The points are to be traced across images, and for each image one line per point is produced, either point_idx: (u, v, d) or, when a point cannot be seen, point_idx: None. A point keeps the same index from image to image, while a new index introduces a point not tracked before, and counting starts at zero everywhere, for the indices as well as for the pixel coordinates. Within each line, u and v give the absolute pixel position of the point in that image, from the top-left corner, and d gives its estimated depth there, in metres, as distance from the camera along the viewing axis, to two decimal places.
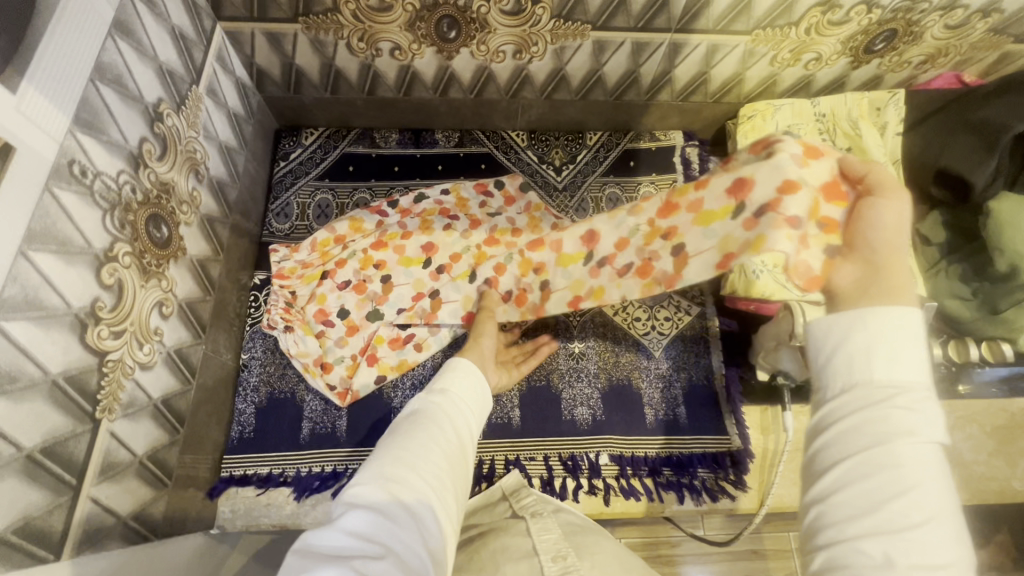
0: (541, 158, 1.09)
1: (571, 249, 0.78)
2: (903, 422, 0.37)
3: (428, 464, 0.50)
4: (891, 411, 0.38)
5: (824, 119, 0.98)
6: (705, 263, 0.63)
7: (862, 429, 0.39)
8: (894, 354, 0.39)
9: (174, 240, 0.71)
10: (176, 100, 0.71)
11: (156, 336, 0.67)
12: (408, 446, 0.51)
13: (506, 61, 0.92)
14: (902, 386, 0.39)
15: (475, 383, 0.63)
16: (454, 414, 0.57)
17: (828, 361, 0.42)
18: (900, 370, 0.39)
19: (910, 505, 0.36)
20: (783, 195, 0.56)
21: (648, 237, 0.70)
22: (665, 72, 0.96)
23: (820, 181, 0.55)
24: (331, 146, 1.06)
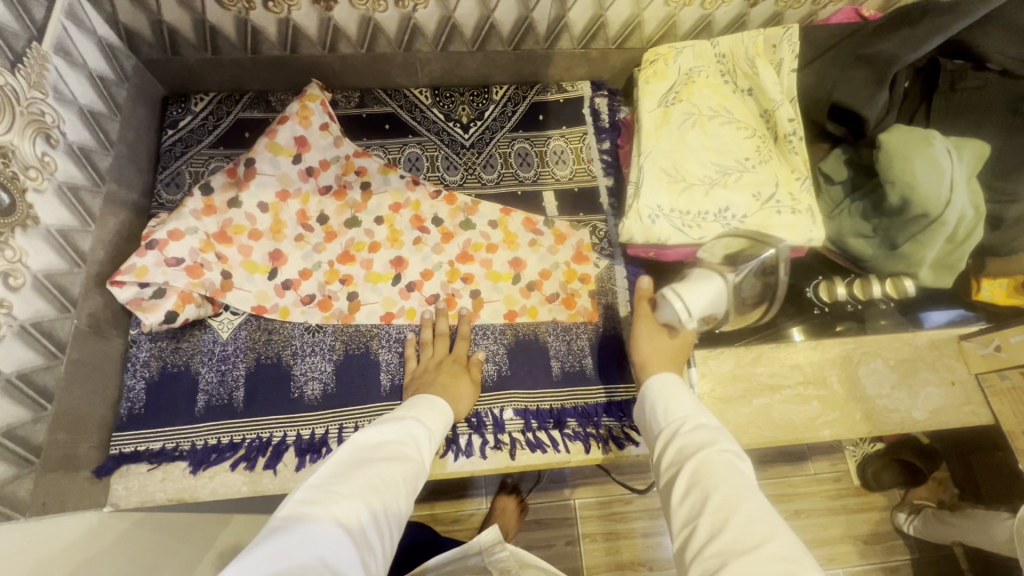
0: (447, 115, 1.07)
1: (382, 269, 0.95)
2: (707, 437, 0.60)
3: (404, 477, 0.60)
4: (731, 462, 0.56)
5: (723, 61, 0.96)
6: (494, 309, 0.94)
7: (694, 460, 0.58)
8: (681, 397, 0.68)
9: (19, 207, 0.67)
10: (8, 57, 0.66)
11: (3, 308, 0.64)
12: (389, 452, 0.61)
13: (389, 10, 0.88)
14: (697, 418, 0.64)
15: (438, 419, 0.72)
16: (420, 442, 0.67)
17: (666, 411, 0.67)
18: (687, 407, 0.66)
19: (755, 524, 0.49)
20: (543, 277, 0.96)
21: (450, 275, 0.95)
22: (560, 17, 0.93)
23: (567, 257, 0.98)
24: (223, 112, 1.02)
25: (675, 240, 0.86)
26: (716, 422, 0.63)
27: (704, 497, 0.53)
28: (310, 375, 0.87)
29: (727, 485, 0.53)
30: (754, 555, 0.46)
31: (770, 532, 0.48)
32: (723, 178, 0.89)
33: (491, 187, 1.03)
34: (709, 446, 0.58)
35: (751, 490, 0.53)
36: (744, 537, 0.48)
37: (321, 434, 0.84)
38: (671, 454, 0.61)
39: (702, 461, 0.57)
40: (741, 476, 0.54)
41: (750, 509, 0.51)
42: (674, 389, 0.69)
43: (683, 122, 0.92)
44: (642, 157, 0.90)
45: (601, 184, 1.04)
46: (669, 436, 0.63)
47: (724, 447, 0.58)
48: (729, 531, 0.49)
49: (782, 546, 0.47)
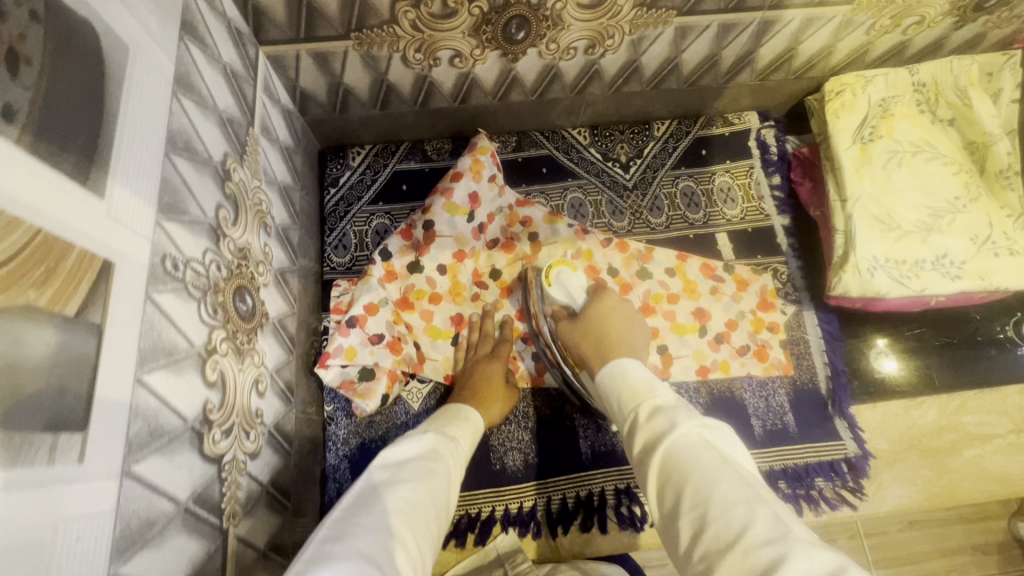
0: (606, 155, 1.01)
1: None
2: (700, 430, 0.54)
3: (431, 498, 0.57)
4: (697, 443, 0.52)
5: (923, 90, 0.89)
6: (686, 366, 0.90)
7: (678, 450, 0.52)
8: (651, 383, 0.63)
9: (257, 309, 0.64)
10: (238, 150, 0.62)
11: (258, 417, 0.61)
12: (413, 471, 0.58)
13: (576, 58, 0.82)
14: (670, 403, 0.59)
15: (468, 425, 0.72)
16: (453, 456, 0.65)
17: (633, 386, 0.63)
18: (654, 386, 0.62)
19: (733, 509, 0.45)
20: (729, 328, 0.92)
21: None
22: (749, 52, 0.86)
23: (752, 305, 0.93)
24: (380, 165, 0.97)
25: (894, 293, 0.81)
26: (673, 400, 0.59)
27: (677, 492, 0.50)
28: (509, 445, 0.85)
29: (697, 473, 0.49)
30: (740, 548, 0.42)
31: (749, 516, 0.44)
32: (937, 222, 0.83)
33: (661, 231, 0.98)
34: (671, 433, 0.54)
35: (727, 471, 0.48)
36: (728, 533, 0.44)
37: (529, 507, 0.83)
38: (637, 448, 0.57)
39: (670, 451, 0.53)
40: (711, 459, 0.50)
41: (726, 497, 0.46)
42: (626, 368, 0.66)
43: (887, 162, 0.86)
44: (849, 203, 0.84)
45: (776, 222, 0.98)
46: (631, 425, 0.60)
47: (687, 429, 0.54)
48: (711, 528, 0.45)
49: (764, 527, 0.43)
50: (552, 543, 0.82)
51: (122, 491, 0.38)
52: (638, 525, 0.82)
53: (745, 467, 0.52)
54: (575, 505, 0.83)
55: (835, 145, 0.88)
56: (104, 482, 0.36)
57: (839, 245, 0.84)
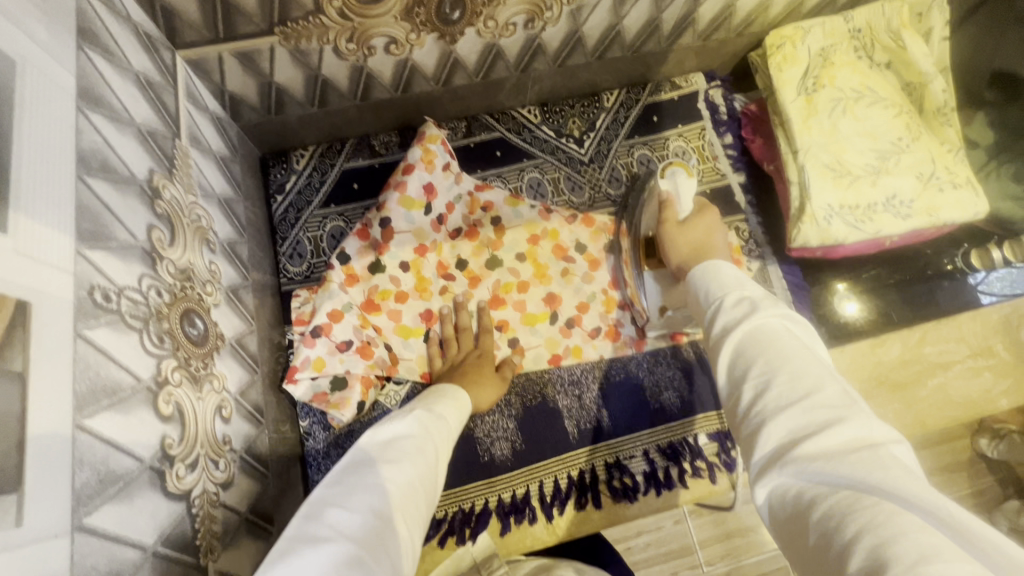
0: (559, 131, 1.00)
1: (536, 309, 0.90)
2: (780, 322, 0.49)
3: (421, 476, 0.55)
4: (779, 331, 0.48)
5: (859, 35, 0.90)
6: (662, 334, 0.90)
7: (760, 335, 0.48)
8: (739, 278, 0.56)
9: (210, 331, 0.60)
10: (166, 165, 0.58)
11: (226, 444, 0.58)
12: (401, 448, 0.56)
13: (517, 33, 0.80)
14: (753, 290, 0.54)
15: (457, 405, 0.69)
16: (444, 432, 0.63)
17: (719, 272, 0.58)
18: (739, 277, 0.56)
19: (801, 378, 0.43)
20: None
21: (607, 305, 0.91)
22: (689, 13, 0.86)
23: None
24: (328, 165, 0.93)
25: (850, 238, 0.83)
26: (764, 291, 0.53)
27: (746, 366, 0.47)
28: (495, 436, 0.84)
29: (775, 353, 0.46)
30: (803, 410, 0.41)
31: (818, 390, 0.42)
32: (884, 164, 0.85)
33: (622, 203, 0.98)
34: (754, 318, 0.49)
35: (806, 356, 0.45)
36: (793, 396, 0.42)
37: (522, 494, 0.82)
38: (716, 328, 0.52)
39: (751, 334, 0.49)
40: (793, 346, 0.46)
41: (797, 371, 0.44)
42: (716, 268, 0.59)
43: (833, 110, 0.87)
44: (800, 154, 0.85)
45: (732, 181, 0.99)
46: (712, 312, 0.54)
47: (769, 316, 0.49)
48: (775, 392, 0.43)
49: (834, 402, 0.41)
50: (549, 526, 0.81)
51: (75, 549, 0.35)
52: (631, 496, 0.83)
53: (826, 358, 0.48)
54: (567, 486, 0.83)
55: (782, 99, 0.89)
56: (50, 542, 0.33)
57: (794, 197, 0.85)
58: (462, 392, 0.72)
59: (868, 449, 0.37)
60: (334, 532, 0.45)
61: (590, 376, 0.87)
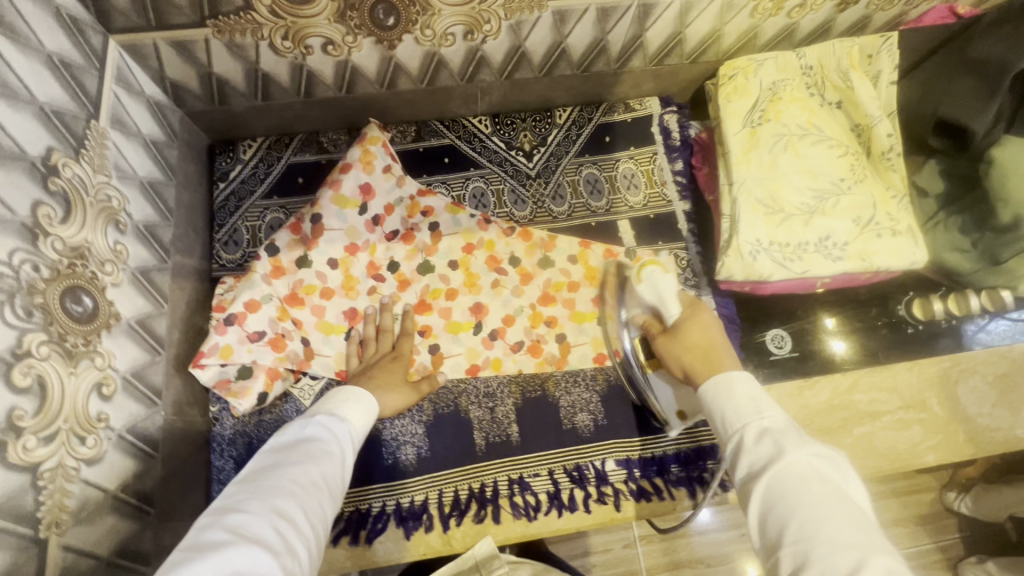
0: (509, 144, 1.00)
1: (461, 317, 0.90)
2: (805, 467, 0.48)
3: (325, 477, 0.56)
4: (806, 478, 0.48)
5: (811, 72, 0.89)
6: (584, 354, 0.89)
7: (788, 488, 0.48)
8: (756, 400, 0.56)
9: (101, 309, 0.61)
10: (72, 145, 0.60)
11: (101, 422, 0.59)
12: (305, 451, 0.57)
13: (457, 43, 0.80)
14: (780, 427, 0.53)
15: (366, 402, 0.71)
16: (350, 433, 0.65)
17: (742, 402, 0.56)
18: (763, 406, 0.55)
19: (839, 547, 0.42)
20: None
21: (533, 321, 0.91)
22: (636, 36, 0.86)
23: None
24: (274, 158, 0.95)
25: (777, 275, 0.82)
26: (785, 422, 0.53)
27: (786, 524, 0.46)
28: (401, 440, 0.84)
29: (805, 509, 0.45)
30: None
31: (861, 562, 0.41)
32: (820, 205, 0.84)
33: (564, 220, 0.98)
34: (779, 461, 0.49)
35: (837, 509, 0.45)
36: (835, 566, 0.41)
37: (421, 501, 0.82)
38: (740, 472, 0.52)
39: (776, 482, 0.48)
40: (819, 496, 0.46)
41: (833, 533, 0.43)
42: (729, 383, 0.58)
43: (774, 145, 0.87)
44: (735, 187, 0.84)
45: (678, 208, 0.98)
46: (733, 448, 0.54)
47: (797, 457, 0.49)
48: (819, 561, 0.42)
49: (876, 572, 0.40)
50: (444, 535, 0.80)
51: None
52: (531, 514, 0.82)
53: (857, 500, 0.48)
54: (468, 498, 0.82)
55: (726, 130, 0.88)
56: None
57: (726, 229, 0.85)
58: (365, 391, 0.72)
59: None
60: (233, 535, 0.45)
61: (506, 390, 0.87)
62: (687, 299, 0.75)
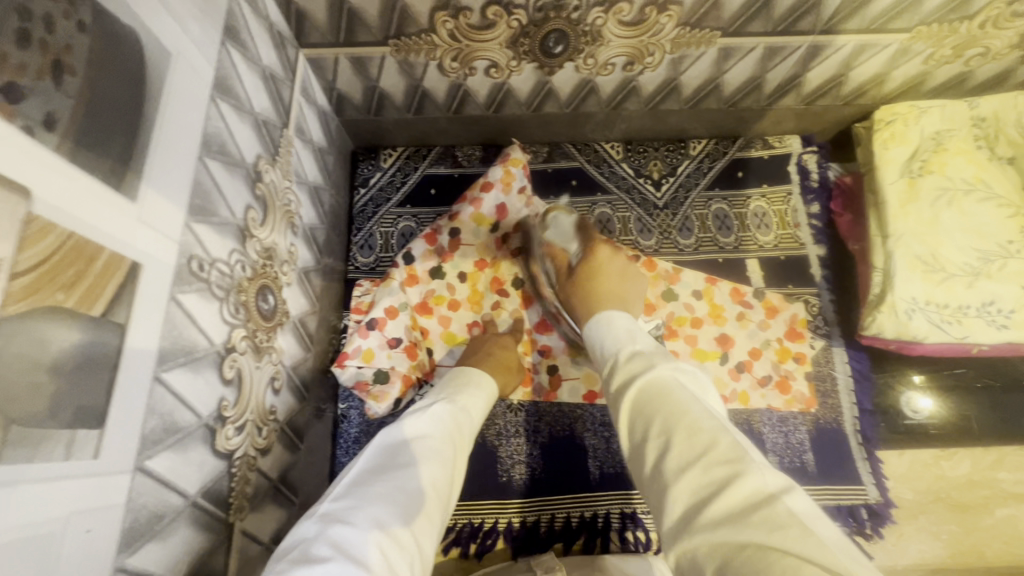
0: (638, 171, 0.99)
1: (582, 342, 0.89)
2: (669, 375, 0.52)
3: (431, 485, 0.52)
4: (669, 384, 0.51)
5: (982, 125, 0.84)
6: None
7: (660, 400, 0.50)
8: (632, 332, 0.62)
9: (278, 308, 0.65)
10: (271, 152, 0.64)
11: (272, 414, 0.63)
12: (411, 455, 0.54)
13: (614, 73, 0.81)
14: (654, 351, 0.57)
15: (478, 393, 0.68)
16: (461, 427, 0.62)
17: (615, 330, 0.63)
18: (635, 334, 0.61)
19: (697, 437, 0.45)
20: (753, 358, 0.88)
21: None
22: (796, 76, 0.83)
23: (780, 334, 0.90)
24: (411, 168, 0.98)
25: (931, 337, 0.77)
26: (651, 345, 0.58)
27: (648, 425, 0.49)
28: (515, 458, 0.85)
29: (669, 412, 0.48)
30: (699, 469, 0.43)
31: (712, 445, 0.44)
32: (986, 267, 0.78)
33: (689, 253, 0.96)
34: (647, 371, 0.53)
35: (694, 408, 0.48)
36: (693, 452, 0.44)
37: (532, 523, 0.82)
38: (615, 385, 0.55)
39: (644, 389, 0.52)
40: (674, 402, 0.49)
41: (692, 428, 0.46)
42: (611, 317, 0.65)
43: (937, 199, 0.81)
44: (891, 239, 0.80)
45: (811, 252, 0.94)
46: (608, 369, 0.58)
47: (663, 370, 0.53)
48: (678, 447, 0.45)
49: (726, 452, 0.43)
50: None
51: (133, 486, 0.39)
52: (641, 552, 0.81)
53: (712, 402, 0.52)
54: (578, 526, 0.82)
55: (881, 178, 0.84)
56: (118, 477, 0.38)
57: (876, 282, 0.80)
58: (483, 378, 0.71)
59: (769, 501, 0.38)
60: (336, 552, 0.43)
61: None
62: (588, 230, 0.84)
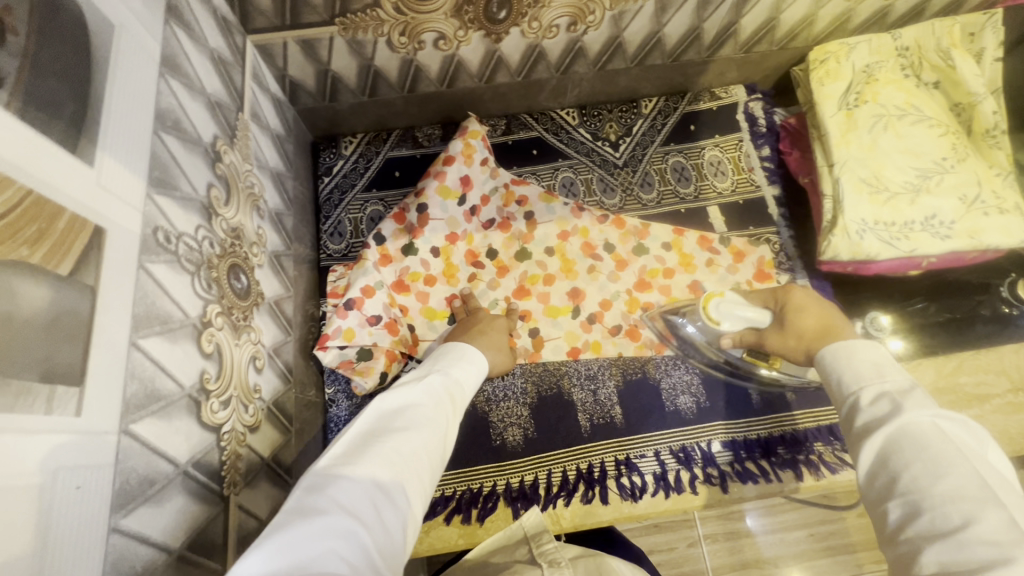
0: (596, 135, 1.02)
1: (560, 302, 0.92)
2: (923, 427, 0.45)
3: (426, 448, 0.52)
4: (930, 433, 0.44)
5: (906, 54, 0.89)
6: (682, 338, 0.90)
7: (920, 455, 0.43)
8: (881, 370, 0.53)
9: (253, 288, 0.65)
10: (228, 134, 0.64)
11: (257, 393, 0.63)
12: (410, 418, 0.53)
13: (559, 35, 0.84)
14: (909, 389, 0.50)
15: (471, 369, 0.68)
16: (455, 398, 0.61)
17: (851, 373, 0.55)
18: (885, 369, 0.53)
19: (954, 504, 0.39)
20: None
21: (630, 305, 0.92)
22: (731, 24, 0.88)
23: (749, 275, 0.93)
24: (373, 153, 0.98)
25: (884, 255, 0.82)
26: (908, 385, 0.50)
27: (892, 476, 0.44)
28: (508, 421, 0.86)
29: (927, 463, 0.42)
30: (955, 539, 0.37)
31: (974, 517, 0.37)
32: (925, 183, 0.83)
33: (653, 208, 0.99)
34: (899, 417, 0.47)
35: (964, 466, 0.41)
36: (945, 522, 0.38)
37: (530, 481, 0.83)
38: (860, 423, 0.50)
39: (894, 439, 0.46)
40: (938, 452, 0.42)
41: (949, 490, 0.40)
42: (852, 349, 0.57)
43: (873, 126, 0.86)
44: (836, 167, 0.85)
45: (767, 194, 0.99)
46: (848, 407, 0.53)
47: (917, 417, 0.46)
48: (929, 513, 0.39)
49: (998, 529, 0.36)
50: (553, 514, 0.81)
51: (120, 448, 0.39)
52: (638, 495, 0.81)
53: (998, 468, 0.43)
54: (576, 478, 0.83)
55: (821, 112, 0.88)
56: (103, 437, 0.38)
57: (827, 210, 0.85)
58: (476, 355, 0.70)
59: None
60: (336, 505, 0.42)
61: (607, 372, 0.88)
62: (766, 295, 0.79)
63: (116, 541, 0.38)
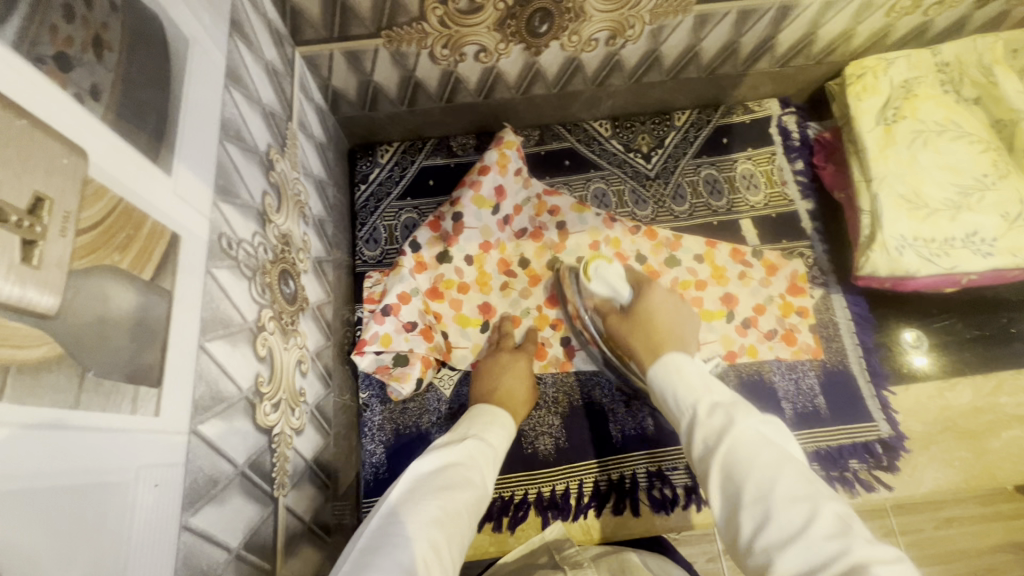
0: (628, 146, 1.02)
1: None
2: (744, 439, 0.48)
3: (466, 509, 0.53)
4: (754, 441, 0.48)
5: (946, 69, 0.89)
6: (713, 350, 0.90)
7: (755, 461, 0.46)
8: (708, 382, 0.58)
9: (299, 294, 0.67)
10: (280, 142, 0.66)
11: (302, 397, 0.64)
12: (451, 478, 0.55)
13: (598, 49, 0.85)
14: (725, 403, 0.54)
15: (497, 420, 0.69)
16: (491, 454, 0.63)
17: (682, 396, 0.58)
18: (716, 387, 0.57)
19: (800, 500, 0.42)
20: (758, 313, 0.91)
21: None
22: (769, 38, 0.88)
23: (782, 289, 0.93)
24: (408, 161, 1.00)
25: (923, 271, 0.81)
26: (730, 397, 0.55)
27: (736, 489, 0.46)
28: (539, 430, 0.86)
29: (762, 469, 0.45)
30: (803, 542, 0.40)
31: (815, 514, 0.41)
32: (966, 200, 0.82)
33: (685, 219, 0.99)
34: (727, 432, 0.50)
35: (789, 467, 0.45)
36: (792, 525, 0.41)
37: (561, 491, 0.83)
38: (698, 448, 0.52)
39: (728, 455, 0.48)
40: (765, 461, 0.46)
41: (790, 494, 0.43)
42: (681, 364, 0.61)
43: (912, 142, 0.86)
44: (874, 182, 0.85)
45: (800, 207, 0.98)
46: (688, 423, 0.55)
47: (745, 426, 0.50)
48: (774, 522, 0.42)
49: (828, 523, 0.40)
50: (585, 524, 0.82)
51: (190, 447, 0.40)
52: (670, 508, 0.82)
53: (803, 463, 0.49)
54: (607, 489, 0.83)
55: (859, 127, 0.88)
56: (177, 437, 0.39)
57: (865, 225, 0.85)
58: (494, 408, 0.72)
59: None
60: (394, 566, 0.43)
61: None
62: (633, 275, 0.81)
63: (186, 538, 0.39)
